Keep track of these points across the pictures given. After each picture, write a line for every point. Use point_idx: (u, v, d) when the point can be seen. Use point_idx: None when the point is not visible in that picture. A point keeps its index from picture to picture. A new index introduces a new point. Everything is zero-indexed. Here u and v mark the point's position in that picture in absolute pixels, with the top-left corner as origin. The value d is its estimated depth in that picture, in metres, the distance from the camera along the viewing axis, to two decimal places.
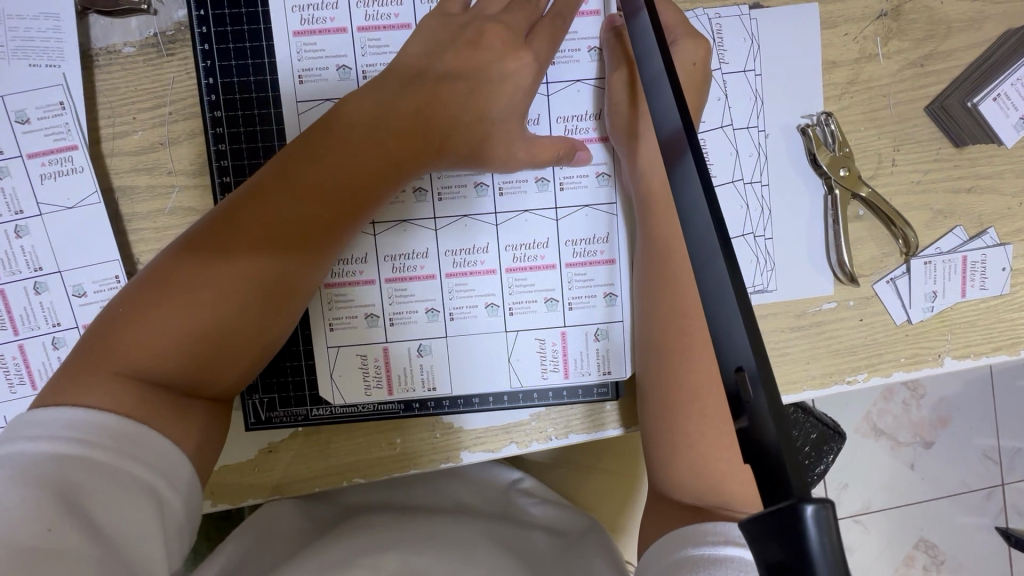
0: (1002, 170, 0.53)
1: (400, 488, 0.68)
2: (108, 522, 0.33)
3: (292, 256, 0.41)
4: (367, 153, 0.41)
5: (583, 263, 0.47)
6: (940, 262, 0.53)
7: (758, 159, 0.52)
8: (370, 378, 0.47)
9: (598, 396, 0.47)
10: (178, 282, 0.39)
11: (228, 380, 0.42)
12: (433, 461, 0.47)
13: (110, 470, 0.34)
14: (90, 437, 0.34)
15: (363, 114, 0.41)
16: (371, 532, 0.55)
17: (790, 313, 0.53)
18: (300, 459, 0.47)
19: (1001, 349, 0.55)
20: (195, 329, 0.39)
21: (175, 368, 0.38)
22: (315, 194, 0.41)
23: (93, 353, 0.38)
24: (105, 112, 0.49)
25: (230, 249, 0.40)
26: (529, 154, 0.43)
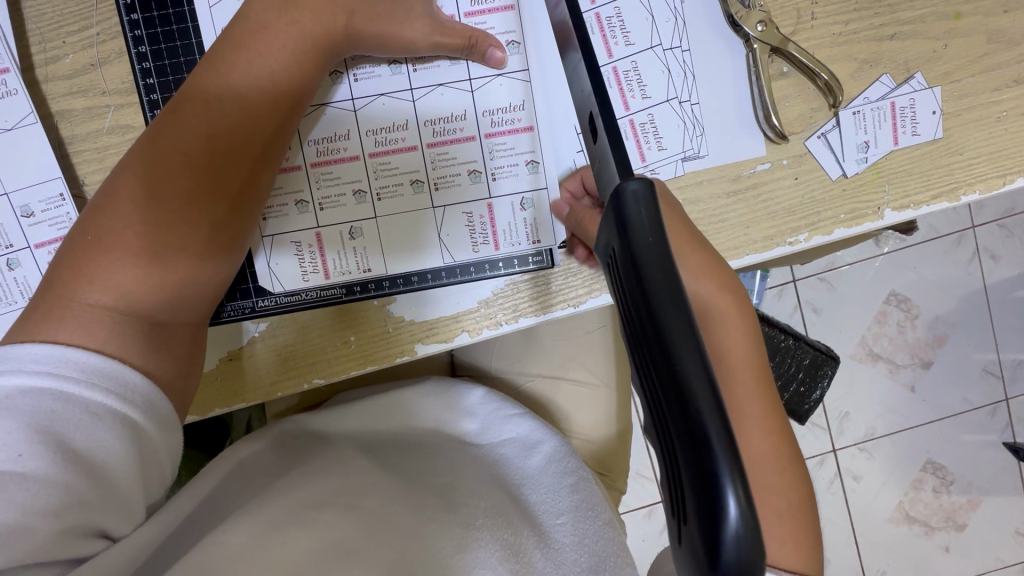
0: (924, 13, 0.53)
1: (370, 410, 0.64)
2: (84, 455, 0.36)
3: (236, 165, 0.43)
4: (287, 58, 0.43)
5: (502, 133, 0.49)
6: (869, 111, 0.53)
7: (676, 23, 0.52)
8: (307, 264, 0.49)
9: (534, 264, 0.50)
10: (130, 212, 0.41)
11: (199, 296, 0.44)
12: (388, 353, 0.51)
13: (79, 403, 0.37)
14: (59, 370, 0.37)
15: (266, 9, 0.43)
16: (348, 466, 0.54)
17: (724, 177, 0.54)
18: (264, 362, 0.50)
19: (941, 197, 0.55)
20: (154, 251, 0.41)
21: (150, 291, 0.41)
22: (241, 98, 0.43)
23: (61, 290, 0.40)
24: (36, 38, 0.51)
25: (169, 168, 0.42)
26: (431, 31, 0.45)
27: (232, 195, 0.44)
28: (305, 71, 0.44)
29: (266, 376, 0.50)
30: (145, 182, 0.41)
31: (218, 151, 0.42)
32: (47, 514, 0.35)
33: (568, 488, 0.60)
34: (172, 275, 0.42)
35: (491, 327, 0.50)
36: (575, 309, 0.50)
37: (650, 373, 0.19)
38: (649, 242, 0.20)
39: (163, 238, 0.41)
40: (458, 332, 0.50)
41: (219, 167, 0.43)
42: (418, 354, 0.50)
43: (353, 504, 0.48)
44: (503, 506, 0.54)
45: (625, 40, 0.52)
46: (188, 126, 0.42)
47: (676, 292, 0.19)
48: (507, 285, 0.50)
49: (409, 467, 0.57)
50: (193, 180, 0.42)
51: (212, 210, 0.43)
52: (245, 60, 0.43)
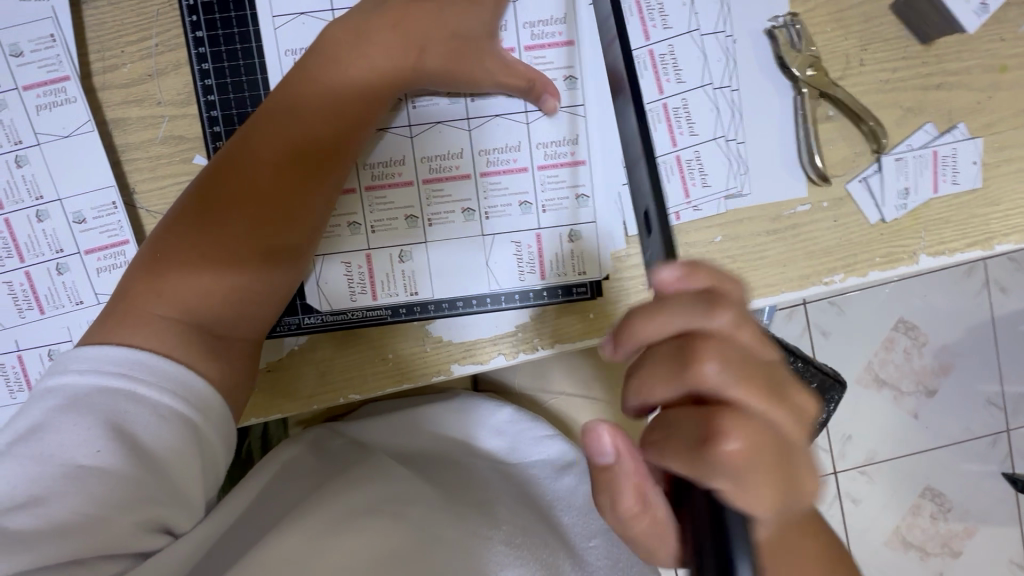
0: (970, 65, 0.54)
1: (401, 425, 0.66)
2: (149, 455, 0.38)
3: (299, 189, 0.44)
4: (354, 90, 0.44)
5: (554, 165, 0.50)
6: (912, 158, 0.54)
7: (727, 64, 0.53)
8: (355, 285, 0.50)
9: (577, 296, 0.50)
10: (202, 231, 0.43)
11: (259, 314, 0.45)
12: (427, 374, 0.52)
13: (148, 404, 0.39)
14: (130, 372, 0.39)
15: (338, 43, 0.45)
16: (390, 474, 0.55)
17: (765, 216, 0.54)
18: (304, 378, 0.51)
19: (975, 246, 0.56)
20: (221, 271, 0.43)
21: (215, 307, 0.43)
22: (308, 126, 0.44)
23: (135, 299, 0.42)
24: (95, 46, 0.51)
25: (237, 191, 0.43)
26: (497, 67, 0.47)
27: (292, 218, 0.44)
28: (371, 103, 0.45)
29: (303, 391, 0.51)
30: (217, 203, 0.43)
31: (285, 175, 0.44)
32: (117, 508, 0.37)
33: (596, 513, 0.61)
34: (235, 292, 0.43)
35: (528, 351, 0.51)
36: None
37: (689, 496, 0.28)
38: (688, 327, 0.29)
39: (229, 258, 0.43)
40: (494, 354, 0.51)
41: (286, 191, 0.44)
42: (455, 376, 0.51)
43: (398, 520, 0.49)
44: (535, 530, 0.55)
45: (677, 77, 0.53)
46: (258, 151, 0.44)
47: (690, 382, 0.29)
48: (547, 312, 0.51)
49: (445, 483, 0.57)
50: (259, 203, 0.43)
51: (275, 232, 0.44)
52: (315, 90, 0.44)
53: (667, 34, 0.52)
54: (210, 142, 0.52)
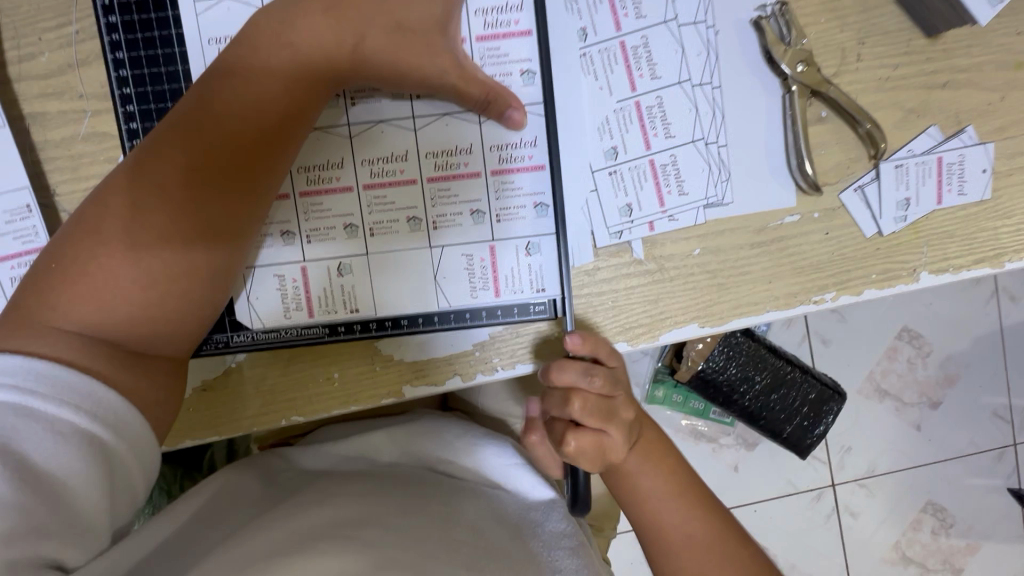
0: (981, 61, 0.48)
1: (355, 446, 0.61)
2: (44, 475, 0.33)
3: (224, 192, 0.40)
4: (283, 82, 0.40)
5: (509, 170, 0.46)
6: (913, 165, 0.49)
7: (708, 57, 0.48)
8: (289, 300, 0.46)
9: (534, 314, 0.47)
10: (112, 237, 0.39)
11: (180, 328, 0.41)
12: (375, 397, 0.47)
13: (45, 420, 0.34)
14: (26, 384, 0.34)
15: (264, 30, 0.41)
16: (337, 501, 0.49)
17: (748, 228, 0.49)
18: (240, 398, 0.47)
19: (983, 262, 0.50)
20: (136, 280, 0.39)
21: (128, 319, 0.39)
22: (232, 122, 0.40)
23: (34, 309, 0.38)
24: (10, 33, 0.47)
25: (153, 193, 0.39)
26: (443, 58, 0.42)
27: (216, 225, 0.40)
28: (302, 96, 0.41)
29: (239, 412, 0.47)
30: (129, 206, 0.39)
31: (204, 181, 0.39)
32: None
33: (569, 540, 0.56)
34: (152, 304, 0.39)
35: (485, 372, 0.47)
36: None
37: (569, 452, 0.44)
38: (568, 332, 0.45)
39: (139, 268, 0.39)
40: (450, 376, 0.47)
41: (208, 193, 0.40)
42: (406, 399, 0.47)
43: None
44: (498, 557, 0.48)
45: (652, 72, 0.48)
46: (175, 147, 0.39)
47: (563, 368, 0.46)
48: (506, 331, 0.47)
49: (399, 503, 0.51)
50: (177, 206, 0.39)
51: (196, 240, 0.40)
52: (238, 87, 0.40)
53: (640, 23, 0.47)
54: (127, 140, 0.47)
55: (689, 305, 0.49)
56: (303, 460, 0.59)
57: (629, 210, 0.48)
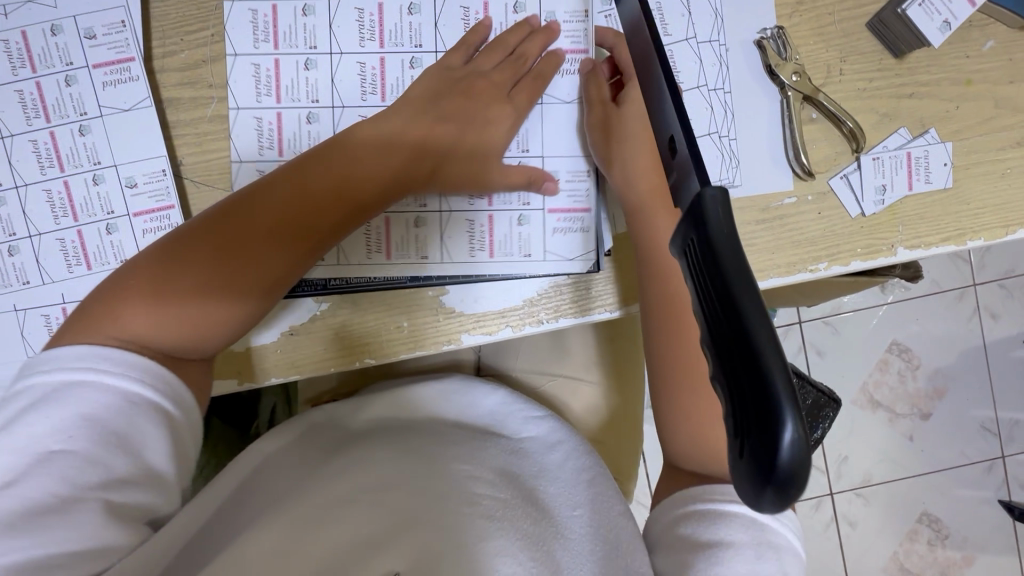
0: (939, 78, 0.60)
1: (392, 400, 0.69)
2: (136, 432, 0.43)
3: (288, 240, 0.51)
4: (361, 165, 0.54)
5: (566, 205, 0.60)
6: (888, 157, 0.60)
7: (720, 68, 0.59)
8: (475, 240, 0.59)
9: (581, 269, 0.59)
10: (184, 266, 0.48)
11: (221, 336, 0.50)
12: (437, 341, 0.60)
13: (67, 380, 0.43)
14: (102, 367, 0.43)
15: (373, 134, 0.55)
16: (377, 452, 0.58)
17: (755, 207, 0.60)
18: (323, 338, 0.59)
19: (948, 241, 0.61)
20: (199, 298, 0.48)
21: (186, 332, 0.48)
22: (313, 193, 0.52)
23: (101, 316, 0.47)
24: (158, 34, 0.57)
25: (227, 236, 0.49)
26: (506, 173, 0.58)
27: (275, 266, 0.50)
28: (375, 173, 0.54)
29: (321, 350, 0.59)
30: (202, 244, 0.49)
31: (274, 232, 0.50)
32: (91, 489, 0.41)
33: (585, 473, 0.64)
34: (205, 322, 0.49)
35: (533, 324, 0.60)
36: (610, 313, 0.60)
37: (737, 375, 0.24)
38: (724, 231, 0.26)
39: (205, 316, 0.48)
40: (502, 326, 0.60)
41: (276, 241, 0.50)
42: (465, 343, 0.60)
43: (375, 501, 0.52)
44: (521, 493, 0.56)
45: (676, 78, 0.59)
46: (259, 203, 0.51)
47: (759, 303, 0.24)
48: (549, 287, 0.60)
49: (430, 450, 0.59)
50: (247, 245, 0.49)
51: (255, 277, 0.50)
52: (340, 163, 0.53)
53: (667, 40, 0.59)
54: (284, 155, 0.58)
55: None
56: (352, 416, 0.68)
57: None
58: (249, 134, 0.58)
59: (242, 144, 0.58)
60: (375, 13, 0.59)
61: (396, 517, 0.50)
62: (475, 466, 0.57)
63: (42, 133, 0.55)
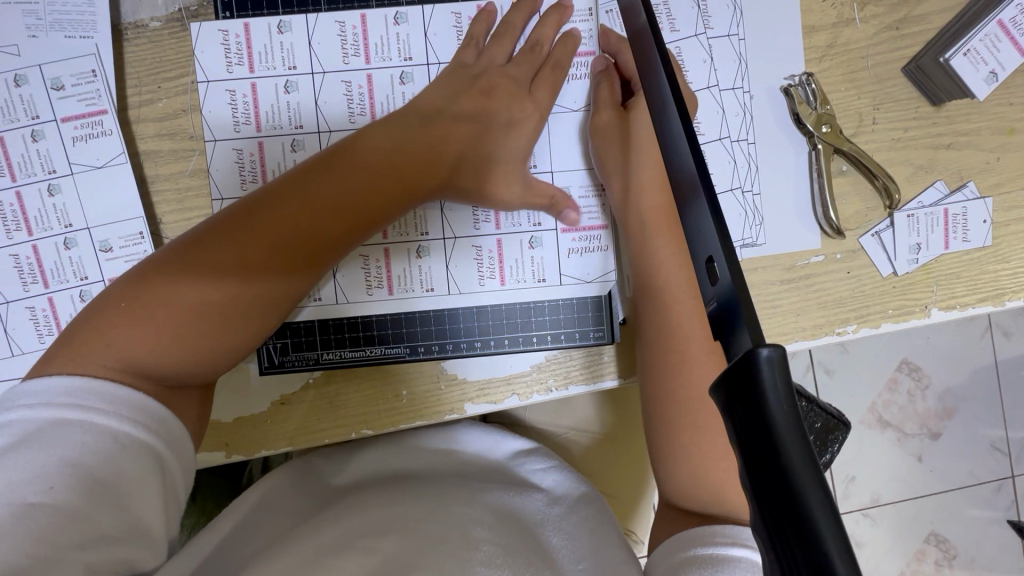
0: (978, 126, 0.55)
1: (393, 452, 0.65)
2: (125, 475, 0.37)
3: (287, 261, 0.45)
4: (370, 175, 0.47)
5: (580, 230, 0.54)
6: (923, 215, 0.55)
7: (744, 117, 0.55)
8: (484, 268, 0.53)
9: (595, 339, 0.53)
10: (171, 291, 0.42)
11: (212, 368, 0.45)
12: (440, 412, 0.54)
13: (55, 419, 0.37)
14: (90, 403, 0.38)
15: (384, 140, 0.48)
16: (373, 501, 0.55)
17: (779, 266, 0.55)
18: (310, 409, 0.53)
19: (985, 301, 0.56)
20: (189, 328, 0.42)
21: (172, 362, 0.42)
22: (319, 208, 0.45)
23: (80, 345, 0.41)
24: (133, 82, 0.52)
25: (220, 255, 0.43)
26: (525, 192, 0.51)
27: (272, 289, 0.45)
28: (385, 185, 0.47)
29: (307, 421, 0.53)
30: (195, 262, 0.43)
31: (273, 251, 0.44)
32: (69, 547, 0.35)
33: (588, 524, 0.57)
34: (194, 353, 0.43)
35: (541, 392, 0.54)
36: (626, 381, 0.54)
37: (787, 551, 0.22)
38: (784, 411, 0.22)
39: (194, 346, 0.43)
40: (509, 394, 0.54)
41: (275, 263, 0.44)
42: (470, 414, 0.54)
43: (371, 547, 0.47)
44: (523, 536, 0.52)
45: (697, 129, 0.54)
46: (258, 219, 0.45)
47: (824, 491, 0.22)
48: (561, 353, 0.53)
49: (430, 494, 0.56)
50: (243, 268, 0.44)
51: (250, 301, 0.44)
52: (354, 170, 0.47)
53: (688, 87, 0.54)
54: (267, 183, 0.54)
55: None
56: (343, 469, 0.64)
57: None
58: (229, 169, 0.53)
59: (221, 177, 0.53)
60: (357, 26, 0.53)
61: (389, 560, 0.46)
62: (474, 508, 0.54)
63: (7, 193, 0.51)
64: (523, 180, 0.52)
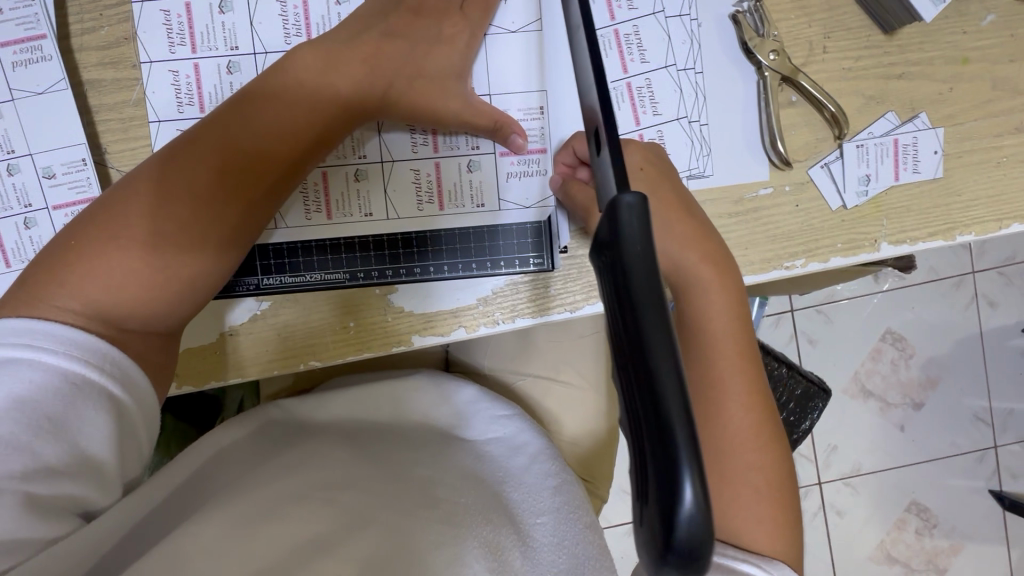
0: (932, 56, 0.55)
1: (354, 397, 0.61)
2: (80, 421, 0.37)
3: (235, 188, 0.44)
4: (308, 100, 0.47)
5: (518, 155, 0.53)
6: (873, 145, 0.55)
7: (691, 46, 0.54)
8: (423, 193, 0.53)
9: (535, 266, 0.53)
10: (118, 231, 0.42)
11: (174, 306, 0.44)
12: (386, 343, 0.54)
13: (9, 356, 0.37)
14: (45, 343, 0.38)
15: (315, 60, 0.47)
16: (331, 454, 0.52)
17: (728, 198, 0.55)
18: (255, 338, 0.53)
19: (937, 235, 0.56)
20: (140, 264, 0.42)
21: (128, 300, 0.42)
22: (261, 135, 0.45)
23: (32, 294, 0.41)
24: (74, 9, 0.52)
25: (166, 189, 0.43)
26: (468, 113, 0.50)
27: (220, 217, 0.44)
28: (326, 107, 0.47)
29: (253, 350, 0.53)
30: (142, 201, 0.43)
31: (217, 179, 0.44)
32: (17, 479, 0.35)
33: (550, 481, 0.57)
34: (149, 290, 0.42)
35: (488, 325, 0.54)
36: (571, 314, 0.54)
37: (639, 425, 0.20)
38: (638, 251, 0.22)
39: (147, 281, 0.42)
40: (455, 327, 0.54)
41: (224, 192, 0.44)
42: (415, 345, 0.54)
43: (330, 497, 0.45)
44: (484, 498, 0.50)
45: (641, 56, 0.54)
46: (198, 151, 0.44)
47: (662, 329, 0.21)
48: (506, 285, 0.54)
49: (392, 455, 0.53)
50: (190, 199, 0.43)
51: (199, 231, 0.43)
52: (291, 94, 0.47)
53: (633, 12, 0.54)
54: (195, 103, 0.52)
55: None
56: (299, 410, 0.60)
57: None
58: (166, 92, 0.52)
59: (159, 102, 0.52)
60: None
61: (348, 515, 0.44)
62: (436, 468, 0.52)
63: None
64: (465, 102, 0.50)
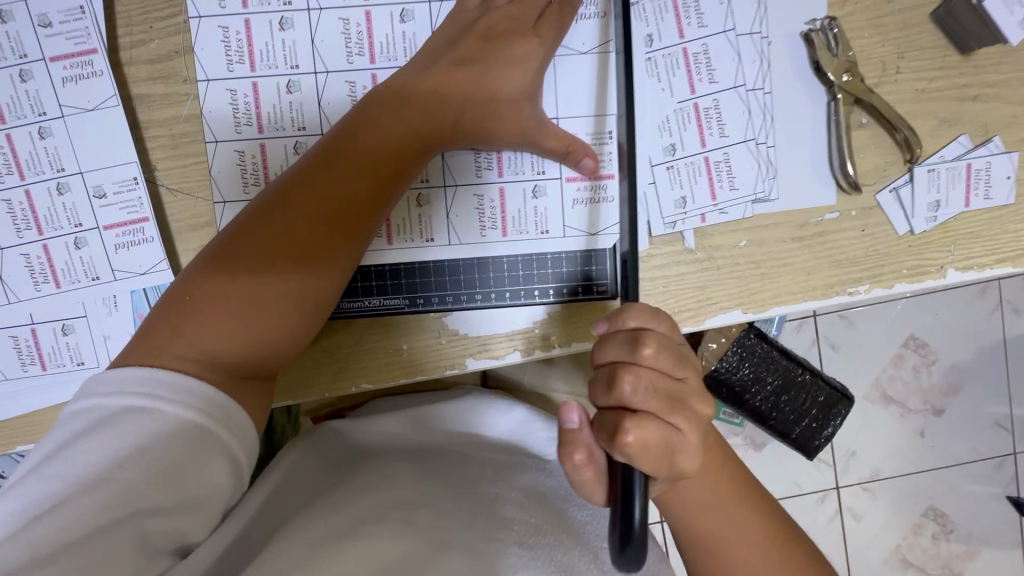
0: (1008, 77, 0.53)
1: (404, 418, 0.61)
2: (198, 470, 0.37)
3: (331, 228, 0.44)
4: (391, 134, 0.46)
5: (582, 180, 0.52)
6: (944, 169, 0.53)
7: (761, 65, 0.52)
8: (486, 218, 0.52)
9: (598, 294, 0.52)
10: (223, 280, 0.42)
11: (280, 348, 0.43)
12: (441, 367, 0.53)
13: (126, 404, 0.37)
14: (158, 390, 0.38)
15: (388, 96, 0.47)
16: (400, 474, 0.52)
17: (791, 222, 0.53)
18: (313, 362, 0.52)
19: (1005, 261, 0.54)
20: (248, 310, 0.42)
21: (239, 348, 0.41)
22: (350, 173, 0.45)
23: (140, 352, 0.40)
24: (123, 21, 0.50)
25: (264, 234, 0.43)
26: (542, 141, 0.50)
27: (319, 257, 0.43)
28: (408, 141, 0.46)
29: (311, 373, 0.52)
30: (244, 250, 0.42)
31: (312, 221, 0.43)
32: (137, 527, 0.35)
33: None
34: (257, 336, 0.42)
35: (546, 349, 0.52)
36: None
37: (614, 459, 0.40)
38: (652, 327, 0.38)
39: (257, 326, 0.42)
40: (511, 351, 0.52)
41: (320, 233, 0.43)
42: (470, 369, 0.53)
43: (409, 518, 0.44)
44: (553, 522, 0.50)
45: (710, 78, 0.52)
46: (290, 195, 0.44)
47: None
48: (566, 311, 0.52)
49: (457, 476, 0.53)
50: (289, 244, 0.43)
51: (301, 274, 0.43)
52: (370, 130, 0.46)
53: (701, 31, 0.52)
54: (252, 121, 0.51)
55: (736, 291, 0.53)
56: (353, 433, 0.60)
57: (683, 202, 0.53)
58: (223, 112, 0.51)
59: (215, 121, 0.51)
60: None
61: (430, 535, 0.43)
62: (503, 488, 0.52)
63: None
64: (538, 126, 0.50)
